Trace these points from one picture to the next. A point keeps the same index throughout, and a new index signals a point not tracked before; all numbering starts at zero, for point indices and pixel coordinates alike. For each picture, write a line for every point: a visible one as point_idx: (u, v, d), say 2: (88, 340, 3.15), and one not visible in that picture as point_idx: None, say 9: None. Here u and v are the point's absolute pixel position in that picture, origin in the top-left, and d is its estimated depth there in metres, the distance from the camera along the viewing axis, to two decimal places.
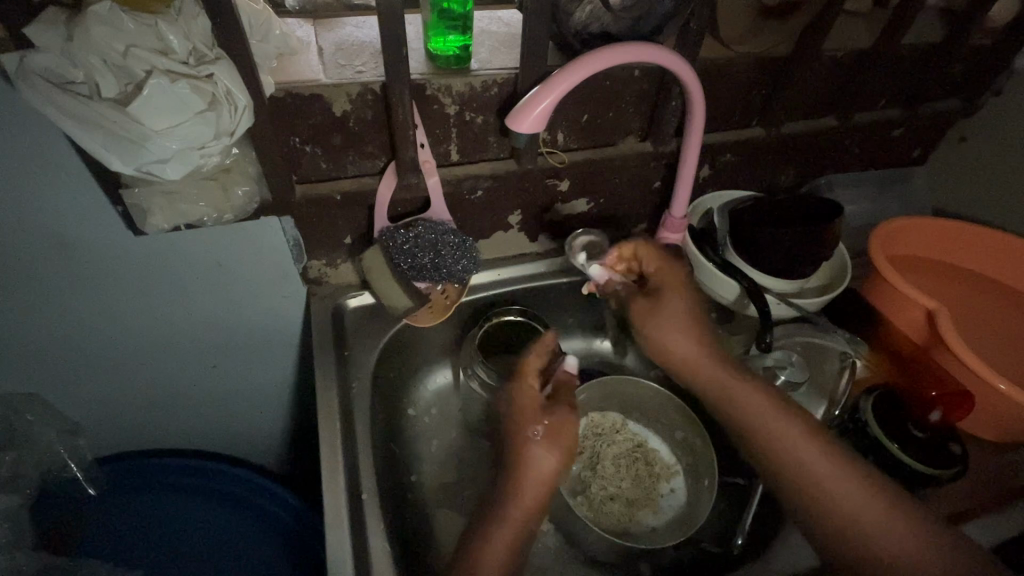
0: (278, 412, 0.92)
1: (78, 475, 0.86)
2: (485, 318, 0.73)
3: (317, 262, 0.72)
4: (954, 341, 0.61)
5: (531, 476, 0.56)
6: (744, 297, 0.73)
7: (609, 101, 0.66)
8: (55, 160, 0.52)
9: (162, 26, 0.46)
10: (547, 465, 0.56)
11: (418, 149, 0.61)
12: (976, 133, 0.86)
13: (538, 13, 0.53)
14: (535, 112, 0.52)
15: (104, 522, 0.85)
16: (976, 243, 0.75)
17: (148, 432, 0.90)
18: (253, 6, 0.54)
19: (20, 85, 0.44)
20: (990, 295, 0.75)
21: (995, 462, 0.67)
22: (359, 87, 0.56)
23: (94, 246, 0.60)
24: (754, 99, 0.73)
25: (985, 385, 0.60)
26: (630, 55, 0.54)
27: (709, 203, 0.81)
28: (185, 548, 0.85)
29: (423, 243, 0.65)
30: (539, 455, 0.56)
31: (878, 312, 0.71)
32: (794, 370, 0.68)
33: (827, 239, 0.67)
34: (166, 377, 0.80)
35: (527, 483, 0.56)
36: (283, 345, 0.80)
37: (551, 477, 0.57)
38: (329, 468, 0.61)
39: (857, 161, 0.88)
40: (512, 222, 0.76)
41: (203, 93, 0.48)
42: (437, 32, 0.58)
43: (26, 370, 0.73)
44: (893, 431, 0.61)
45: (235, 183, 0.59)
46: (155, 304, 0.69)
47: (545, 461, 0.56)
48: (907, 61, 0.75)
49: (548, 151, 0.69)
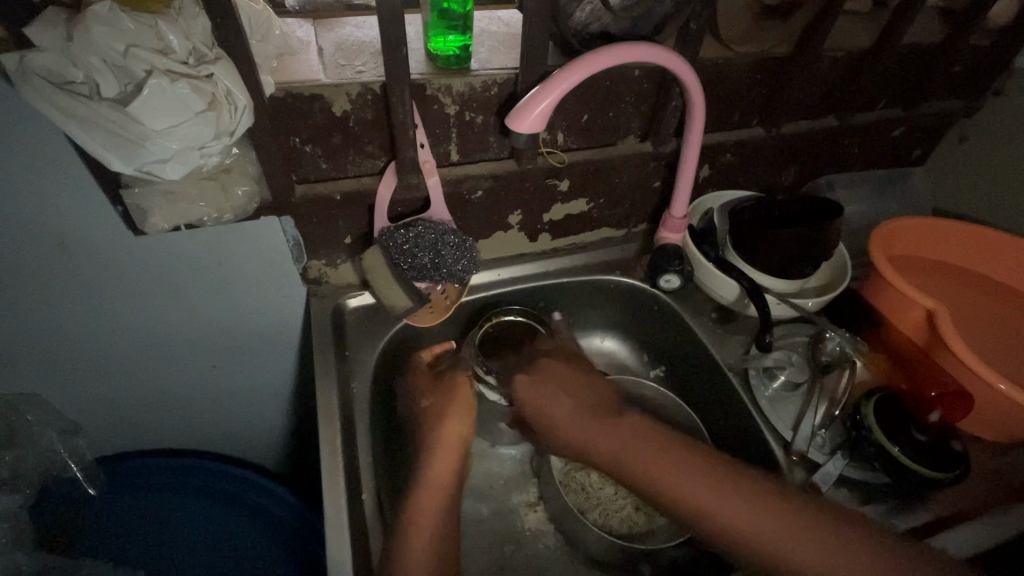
0: (276, 412, 0.92)
1: (78, 476, 0.86)
2: (485, 319, 0.76)
3: (316, 261, 0.72)
4: (954, 341, 0.61)
5: (450, 438, 0.63)
6: (744, 297, 0.74)
7: (610, 101, 0.66)
8: (54, 158, 0.52)
9: (162, 25, 0.46)
10: (456, 428, 0.64)
11: (418, 149, 0.61)
12: (975, 134, 0.86)
13: (538, 12, 0.53)
14: (535, 112, 0.52)
15: (105, 522, 0.86)
16: (975, 243, 0.75)
17: (148, 432, 0.90)
18: (253, 6, 0.54)
19: (20, 85, 0.44)
20: (989, 295, 0.75)
21: (994, 463, 0.66)
22: (359, 87, 0.56)
23: (96, 247, 0.61)
24: (755, 100, 0.73)
25: (986, 385, 0.60)
26: (626, 53, 0.53)
27: (709, 203, 0.82)
28: (183, 546, 0.86)
29: (423, 242, 0.65)
30: (446, 420, 0.64)
31: (878, 313, 0.71)
32: (794, 370, 0.71)
33: (827, 240, 0.67)
34: (166, 376, 0.80)
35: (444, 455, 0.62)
36: (283, 344, 0.80)
37: (461, 439, 0.63)
38: (329, 467, 0.61)
39: (857, 161, 0.88)
40: (512, 222, 0.76)
41: (203, 92, 0.48)
42: (437, 33, 0.58)
43: (25, 371, 0.72)
44: (892, 432, 0.61)
45: (235, 183, 0.59)
46: (156, 305, 0.69)
47: (453, 425, 0.64)
48: (907, 60, 0.75)
49: (548, 151, 0.69)
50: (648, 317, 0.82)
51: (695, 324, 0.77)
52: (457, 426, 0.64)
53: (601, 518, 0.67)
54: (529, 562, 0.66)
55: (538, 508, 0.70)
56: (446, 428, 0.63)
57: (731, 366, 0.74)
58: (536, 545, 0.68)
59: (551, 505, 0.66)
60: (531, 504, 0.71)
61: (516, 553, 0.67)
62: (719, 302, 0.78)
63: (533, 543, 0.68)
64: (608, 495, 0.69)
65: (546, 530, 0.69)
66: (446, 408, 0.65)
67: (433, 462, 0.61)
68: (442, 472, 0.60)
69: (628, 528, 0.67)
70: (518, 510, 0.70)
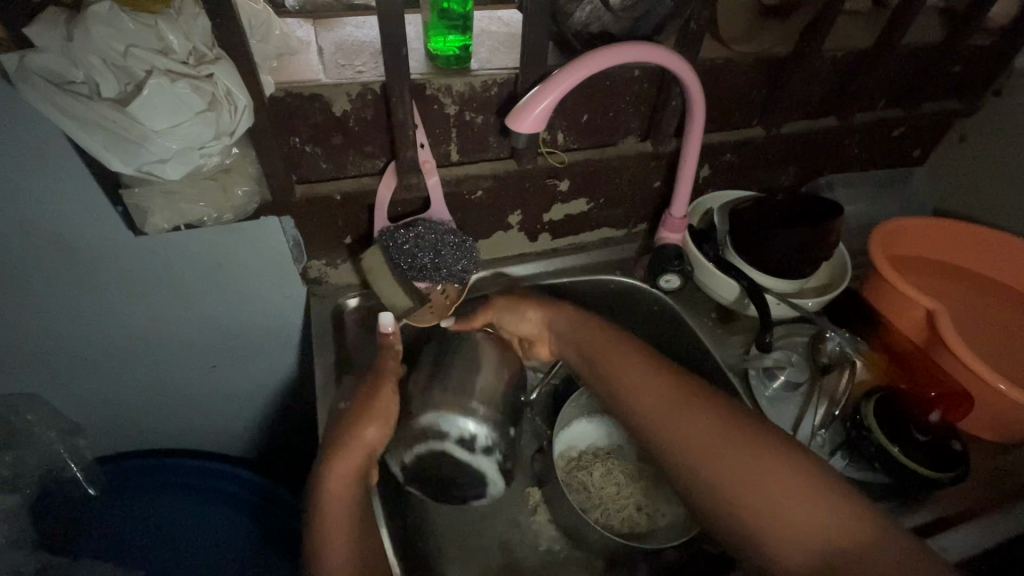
0: (275, 412, 0.92)
1: (78, 476, 0.86)
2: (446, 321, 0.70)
3: (317, 262, 0.72)
4: (954, 341, 0.61)
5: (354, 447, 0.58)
6: (744, 297, 0.73)
7: (610, 101, 0.66)
8: (55, 158, 0.52)
9: (162, 26, 0.46)
10: (368, 437, 0.59)
11: (418, 149, 0.61)
12: (975, 134, 0.86)
13: (538, 12, 0.53)
14: (534, 113, 0.52)
15: (103, 520, 0.86)
16: (975, 243, 0.75)
17: (148, 432, 0.90)
18: (254, 6, 0.54)
19: (20, 85, 0.44)
20: (990, 295, 0.75)
21: (995, 462, 0.67)
22: (359, 87, 0.56)
23: (97, 247, 0.61)
24: (755, 100, 0.73)
25: (986, 385, 0.60)
26: (628, 55, 0.53)
27: (709, 204, 0.82)
28: (180, 545, 0.86)
29: (423, 243, 0.65)
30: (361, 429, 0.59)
31: (878, 313, 0.71)
32: (795, 370, 0.70)
33: (825, 239, 0.67)
34: (166, 376, 0.80)
35: (347, 455, 0.57)
36: (283, 344, 0.80)
37: (370, 447, 0.59)
38: None
39: (856, 161, 0.88)
40: (512, 222, 0.76)
41: (203, 92, 0.48)
42: (437, 33, 0.58)
43: (25, 370, 0.72)
44: (892, 432, 0.61)
45: (235, 183, 0.59)
46: (156, 305, 0.69)
47: (368, 434, 0.59)
48: (907, 60, 0.75)
49: (548, 151, 0.69)
50: (648, 317, 0.81)
51: (695, 324, 0.77)
52: (371, 434, 0.59)
53: (603, 518, 0.67)
54: (529, 562, 0.67)
55: (538, 506, 0.70)
56: (353, 428, 0.59)
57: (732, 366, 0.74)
58: (535, 543, 0.68)
59: (551, 502, 0.66)
60: (531, 503, 0.71)
61: (515, 553, 0.67)
62: (719, 302, 0.78)
63: (532, 542, 0.68)
64: (610, 496, 0.69)
65: (545, 528, 0.69)
66: (364, 413, 0.60)
67: (334, 466, 0.57)
68: (338, 476, 0.56)
69: (629, 529, 0.67)
70: (518, 510, 0.70)
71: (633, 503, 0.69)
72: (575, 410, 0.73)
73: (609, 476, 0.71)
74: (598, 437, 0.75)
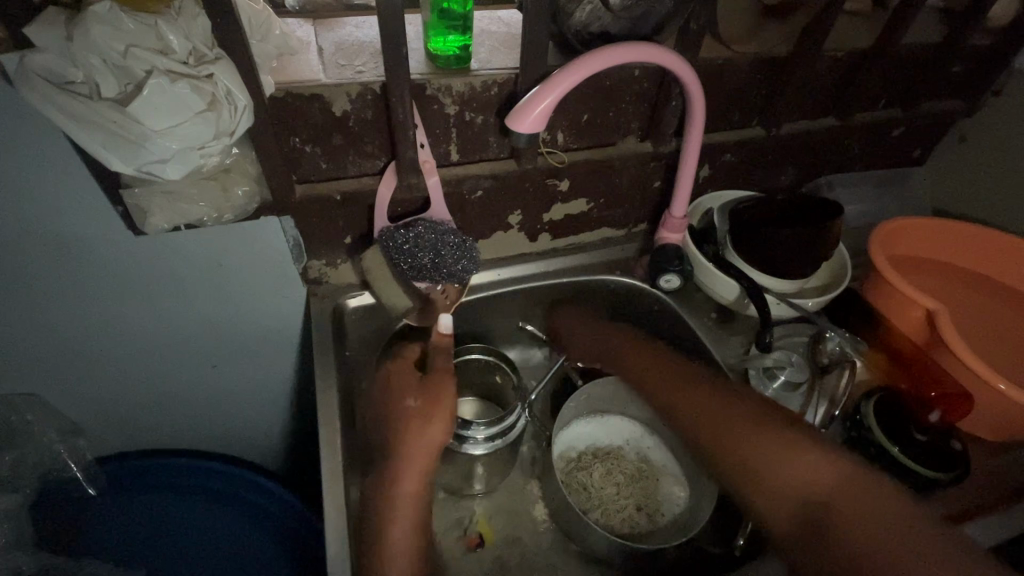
0: (276, 412, 0.92)
1: (78, 475, 0.85)
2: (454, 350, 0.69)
3: (317, 261, 0.72)
4: (954, 342, 0.61)
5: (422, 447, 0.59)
6: (744, 296, 0.73)
7: (610, 101, 0.66)
8: (55, 159, 0.52)
9: (162, 26, 0.46)
10: (432, 438, 0.59)
11: (418, 149, 0.61)
12: (975, 133, 0.86)
13: (538, 13, 0.53)
14: (535, 113, 0.52)
15: (105, 520, 0.87)
16: (975, 243, 0.75)
17: (148, 432, 0.90)
18: (253, 7, 0.54)
19: (20, 85, 0.44)
20: (989, 294, 0.75)
21: (995, 461, 0.67)
22: (359, 87, 0.56)
23: (97, 248, 0.61)
24: (755, 100, 0.73)
25: (985, 385, 0.60)
26: (630, 56, 0.53)
27: (709, 203, 0.82)
28: (183, 545, 0.87)
29: (423, 243, 0.65)
30: (423, 430, 0.60)
31: (879, 313, 0.71)
32: (794, 370, 0.70)
33: (824, 240, 0.67)
34: (166, 376, 0.80)
35: (414, 459, 0.59)
36: (284, 344, 0.80)
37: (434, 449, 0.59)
38: (330, 466, 0.61)
39: (857, 161, 0.88)
40: (513, 222, 0.76)
41: (203, 92, 0.48)
42: (437, 33, 0.58)
43: (25, 370, 0.72)
44: (892, 432, 0.61)
45: (235, 183, 0.59)
46: (157, 306, 0.69)
47: (431, 434, 0.60)
48: (908, 61, 0.75)
49: (548, 151, 0.69)
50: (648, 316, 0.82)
51: (695, 324, 0.78)
52: (434, 435, 0.60)
53: (604, 518, 0.67)
54: (530, 561, 0.67)
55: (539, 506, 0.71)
56: (419, 434, 0.60)
57: (732, 366, 0.75)
58: (536, 544, 0.68)
59: (551, 501, 0.66)
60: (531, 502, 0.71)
61: (515, 552, 0.67)
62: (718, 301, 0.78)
63: (533, 542, 0.68)
64: (610, 496, 0.69)
65: (544, 528, 0.69)
66: (421, 416, 0.60)
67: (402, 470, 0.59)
68: (410, 481, 0.58)
69: (630, 528, 0.67)
70: (518, 509, 0.70)
71: (632, 504, 0.69)
72: (576, 409, 0.73)
73: (609, 475, 0.71)
74: (596, 437, 0.74)
